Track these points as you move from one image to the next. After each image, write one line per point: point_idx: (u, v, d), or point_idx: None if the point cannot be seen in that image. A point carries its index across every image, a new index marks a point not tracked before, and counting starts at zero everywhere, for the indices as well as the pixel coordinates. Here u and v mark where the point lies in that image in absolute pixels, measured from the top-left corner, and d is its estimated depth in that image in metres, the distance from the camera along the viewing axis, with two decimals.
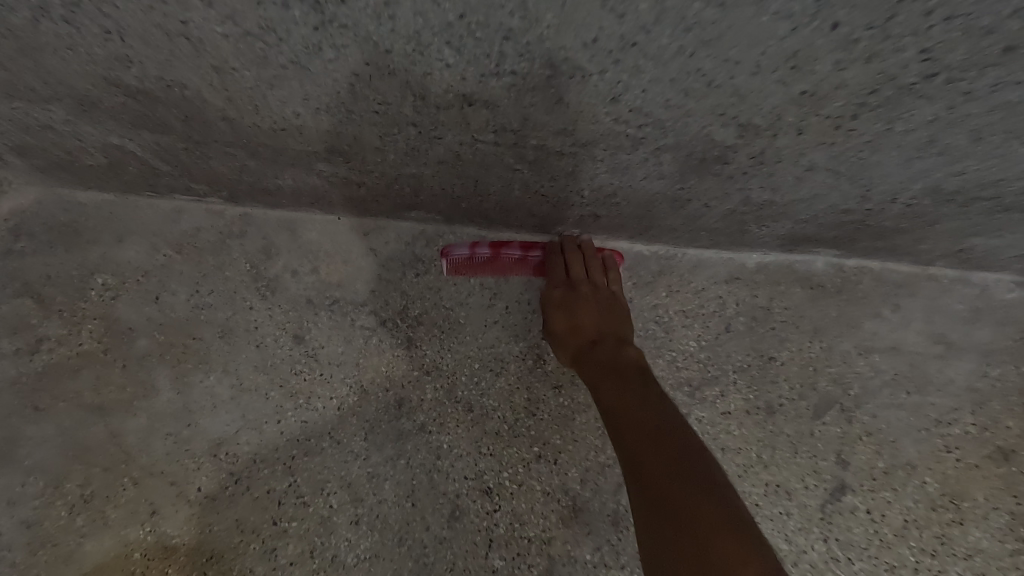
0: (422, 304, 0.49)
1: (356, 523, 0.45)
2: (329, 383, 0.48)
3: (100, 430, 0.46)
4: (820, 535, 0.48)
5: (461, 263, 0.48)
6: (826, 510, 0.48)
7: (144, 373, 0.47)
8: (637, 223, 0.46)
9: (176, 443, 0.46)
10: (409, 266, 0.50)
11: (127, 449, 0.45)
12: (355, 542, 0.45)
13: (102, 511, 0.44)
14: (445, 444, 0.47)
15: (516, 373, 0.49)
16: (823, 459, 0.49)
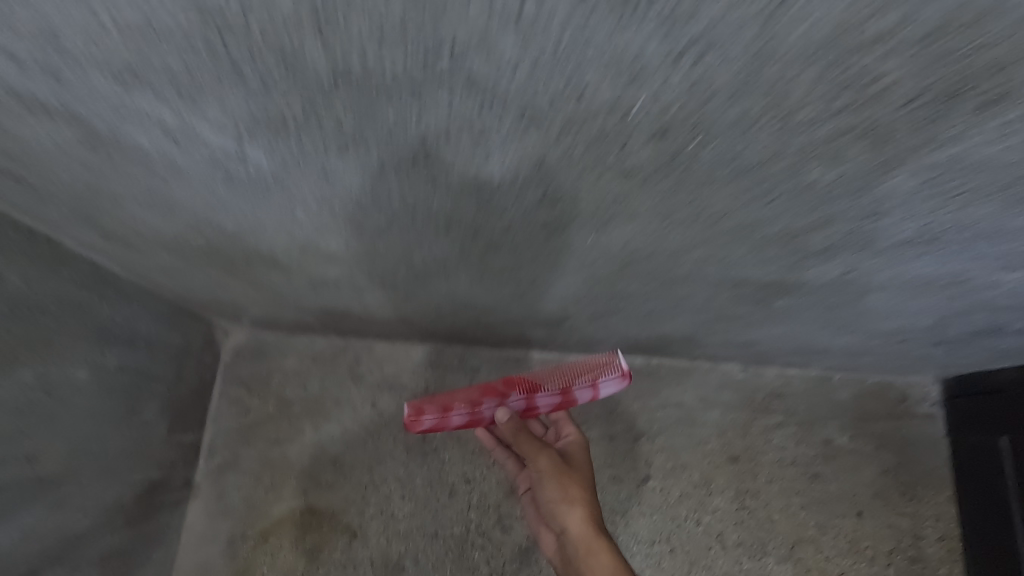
0: (434, 385, 0.97)
1: (404, 497, 0.91)
2: (390, 427, 0.95)
3: (278, 452, 0.93)
4: (636, 500, 0.95)
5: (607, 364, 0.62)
6: (640, 489, 0.95)
7: (298, 423, 0.95)
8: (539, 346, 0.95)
9: (315, 459, 0.93)
10: (428, 367, 0.98)
11: (291, 461, 0.93)
12: (402, 507, 0.91)
13: (280, 493, 0.91)
14: (448, 457, 0.93)
15: None
16: (639, 465, 0.96)
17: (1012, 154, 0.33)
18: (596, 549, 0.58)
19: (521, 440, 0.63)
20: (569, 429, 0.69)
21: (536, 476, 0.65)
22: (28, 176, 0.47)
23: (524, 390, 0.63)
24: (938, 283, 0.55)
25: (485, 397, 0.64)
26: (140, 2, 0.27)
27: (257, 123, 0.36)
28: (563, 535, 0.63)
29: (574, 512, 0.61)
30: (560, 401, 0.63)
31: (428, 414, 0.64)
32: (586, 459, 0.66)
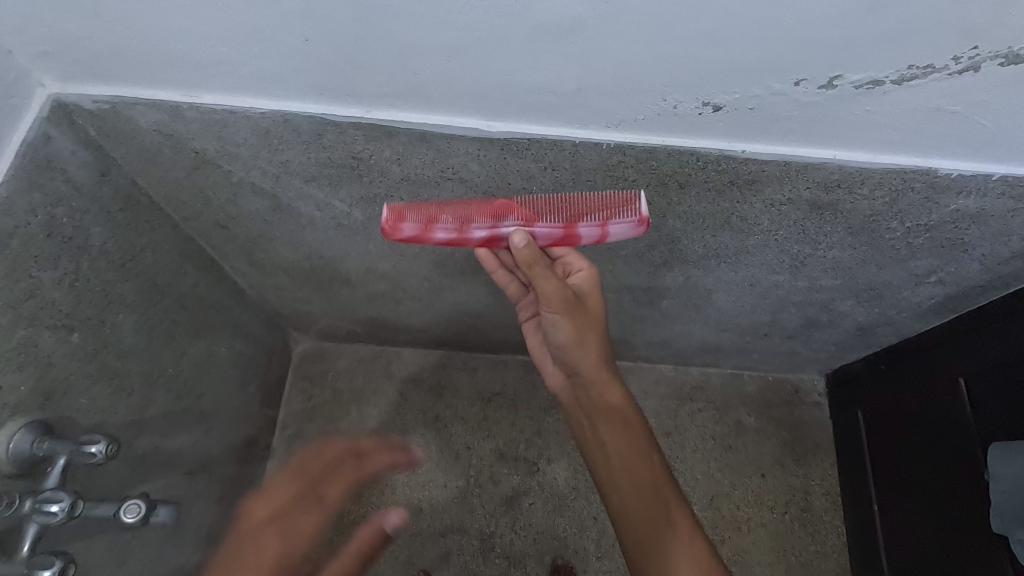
0: (445, 380, 1.34)
1: (422, 459, 1.28)
2: (413, 410, 1.32)
3: (332, 427, 1.30)
4: None
5: (627, 207, 0.58)
6: None
7: (347, 407, 1.32)
8: (519, 350, 1.31)
9: (359, 432, 1.30)
10: (439, 367, 1.35)
11: (341, 433, 1.30)
12: (421, 466, 1.28)
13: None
14: (454, 432, 1.30)
15: (480, 405, 1.32)
16: None
17: (714, 207, 0.72)
18: (616, 412, 0.75)
19: (536, 265, 0.60)
20: (580, 262, 0.69)
21: (553, 316, 0.68)
22: (229, 225, 0.86)
23: (524, 217, 0.59)
24: (746, 285, 0.93)
25: (478, 215, 0.59)
26: (331, 151, 0.67)
27: (363, 197, 0.75)
28: (576, 374, 0.76)
29: (586, 352, 0.72)
30: (564, 234, 0.59)
31: (404, 218, 0.58)
32: (596, 295, 0.70)
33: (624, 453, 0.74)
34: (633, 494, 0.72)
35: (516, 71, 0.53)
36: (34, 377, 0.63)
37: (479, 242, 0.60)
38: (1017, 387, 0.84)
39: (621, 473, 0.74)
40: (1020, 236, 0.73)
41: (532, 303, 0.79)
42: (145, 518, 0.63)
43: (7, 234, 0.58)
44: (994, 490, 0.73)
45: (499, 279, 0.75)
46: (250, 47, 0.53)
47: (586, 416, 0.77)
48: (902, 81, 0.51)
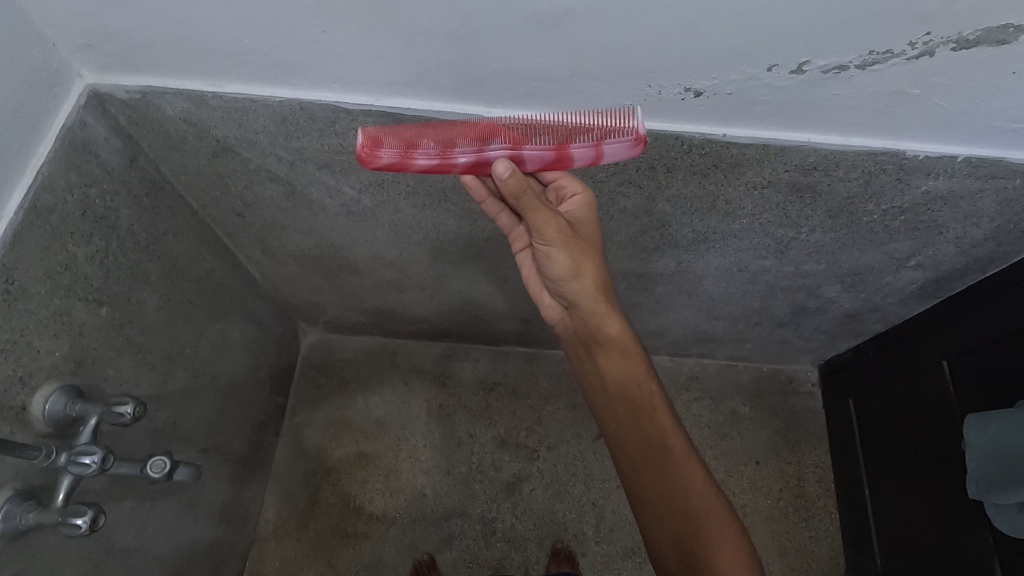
0: (448, 371, 1.39)
1: (425, 446, 1.32)
2: (417, 399, 1.36)
3: (339, 415, 1.35)
4: (593, 449, 1.31)
5: (621, 127, 0.57)
6: (596, 444, 1.32)
7: (353, 396, 1.37)
8: (520, 340, 1.36)
9: (364, 419, 1.35)
10: (442, 357, 1.40)
11: (347, 421, 1.35)
12: (424, 452, 1.32)
13: (340, 441, 1.33)
14: (457, 420, 1.34)
15: (483, 395, 1.36)
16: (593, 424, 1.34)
17: (700, 191, 0.76)
18: (615, 344, 0.79)
19: (525, 193, 0.58)
20: (574, 185, 0.68)
21: (549, 247, 0.68)
22: (244, 213, 0.92)
23: (510, 141, 0.58)
24: (735, 270, 0.97)
25: (462, 140, 0.59)
26: (342, 138, 0.72)
27: (371, 183, 0.81)
28: (574, 308, 0.78)
29: (582, 285, 0.74)
30: (553, 157, 0.57)
31: (387, 146, 0.58)
32: (590, 221, 0.69)
33: (622, 382, 0.79)
34: (631, 419, 0.78)
35: (512, 58, 0.58)
36: (68, 344, 0.73)
37: (463, 170, 0.59)
38: (998, 364, 0.87)
39: (620, 399, 0.79)
40: (990, 216, 0.77)
41: (525, 232, 0.77)
42: (167, 473, 0.77)
43: (47, 211, 0.67)
44: (970, 457, 0.85)
45: (488, 209, 0.74)
46: (270, 38, 0.59)
47: (586, 347, 0.81)
48: (864, 66, 0.55)
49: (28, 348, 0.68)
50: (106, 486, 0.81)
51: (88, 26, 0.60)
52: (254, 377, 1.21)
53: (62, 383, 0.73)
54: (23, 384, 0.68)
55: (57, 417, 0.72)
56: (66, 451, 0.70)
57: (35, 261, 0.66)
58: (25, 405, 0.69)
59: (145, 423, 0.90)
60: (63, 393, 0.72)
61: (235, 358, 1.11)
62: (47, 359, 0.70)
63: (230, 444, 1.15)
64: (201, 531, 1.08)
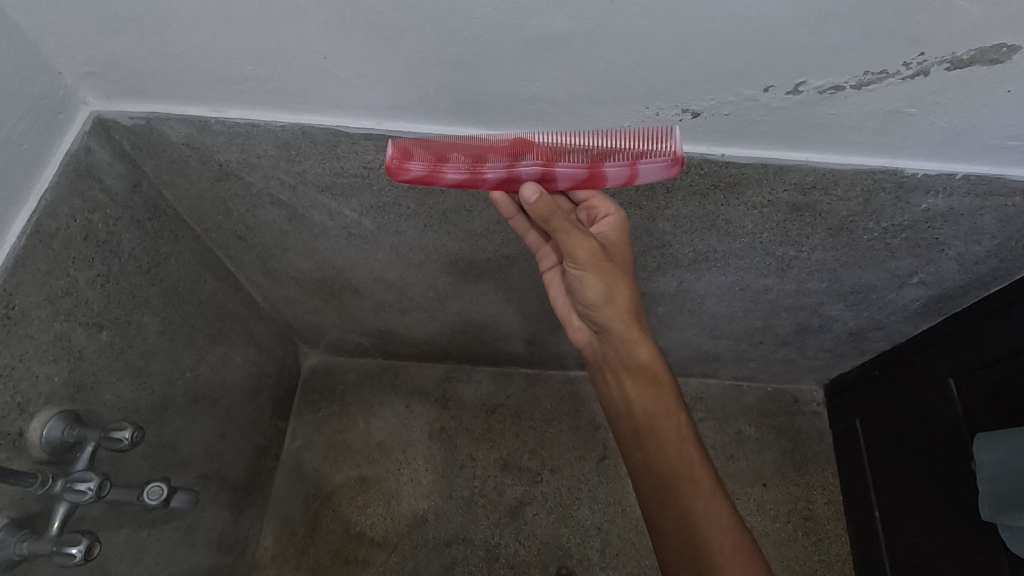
0: (449, 393, 1.38)
1: (427, 469, 1.31)
2: (418, 422, 1.35)
3: (339, 438, 1.34)
4: (597, 471, 1.30)
5: (655, 148, 0.59)
6: (600, 466, 1.30)
7: (354, 419, 1.36)
8: (522, 362, 1.35)
9: (365, 443, 1.33)
10: (443, 379, 1.39)
11: (348, 444, 1.33)
12: (426, 476, 1.30)
13: (341, 465, 1.31)
14: (459, 442, 1.33)
15: (485, 417, 1.35)
16: (597, 447, 1.32)
17: (700, 210, 0.76)
18: (645, 372, 0.78)
19: (555, 214, 0.60)
20: (605, 207, 0.68)
21: (580, 270, 0.69)
22: (246, 236, 0.92)
23: (541, 158, 0.60)
24: (738, 290, 0.97)
25: (495, 156, 0.62)
26: (344, 161, 0.73)
27: (372, 206, 0.81)
28: (604, 332, 0.78)
29: (614, 309, 0.73)
30: (584, 174, 0.60)
31: (419, 161, 0.61)
32: (623, 245, 0.69)
33: (650, 411, 0.78)
34: (658, 449, 0.77)
35: (511, 81, 0.58)
36: (67, 369, 0.73)
37: (494, 185, 0.62)
38: (1008, 384, 0.86)
39: (646, 428, 0.78)
40: (991, 233, 0.77)
41: (552, 253, 0.78)
42: (164, 501, 0.76)
43: (48, 236, 0.67)
44: (981, 477, 0.83)
45: (517, 228, 0.74)
46: (272, 65, 0.60)
47: (614, 373, 0.80)
48: (860, 86, 0.56)
49: (27, 373, 0.67)
50: (102, 513, 0.80)
51: (94, 55, 0.61)
52: (254, 401, 1.20)
53: (60, 408, 0.73)
54: (21, 410, 0.68)
55: (53, 442, 0.71)
56: (62, 478, 0.69)
57: (36, 285, 0.66)
58: (22, 430, 0.68)
59: (143, 448, 0.89)
60: (61, 417, 0.72)
61: (235, 381, 1.11)
62: (45, 384, 0.70)
63: (229, 469, 1.14)
64: (198, 558, 1.06)
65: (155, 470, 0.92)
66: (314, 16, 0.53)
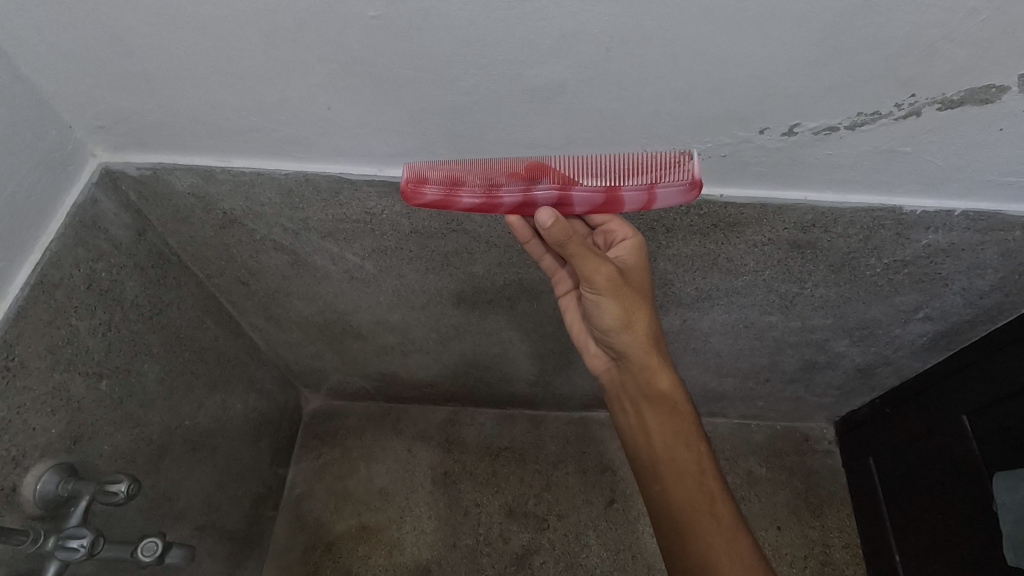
0: (453, 436, 1.35)
1: (431, 517, 1.27)
2: (420, 467, 1.32)
3: (340, 485, 1.31)
4: (605, 517, 1.26)
5: (676, 171, 0.56)
6: (608, 510, 1.26)
7: (355, 465, 1.33)
8: (526, 403, 1.33)
9: (367, 490, 1.30)
10: (447, 422, 1.37)
11: (349, 492, 1.30)
12: (429, 523, 1.26)
13: (342, 513, 1.28)
14: (464, 487, 1.30)
15: (488, 460, 1.32)
16: (605, 490, 1.28)
17: (701, 249, 0.77)
18: (664, 401, 0.76)
19: (572, 239, 0.57)
20: (624, 231, 0.67)
21: (597, 296, 0.66)
22: (248, 281, 0.93)
23: (558, 181, 0.58)
24: (742, 327, 0.96)
25: (509, 178, 0.58)
26: (347, 208, 0.74)
27: (375, 250, 0.81)
28: (622, 359, 0.75)
29: (632, 336, 0.71)
30: (601, 200, 0.57)
31: (432, 184, 0.58)
32: (640, 270, 0.67)
33: (669, 441, 0.76)
34: (677, 482, 0.75)
35: (511, 127, 0.59)
36: (65, 421, 0.72)
37: (508, 209, 0.59)
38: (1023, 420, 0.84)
39: (665, 460, 0.76)
40: (993, 267, 0.77)
41: (569, 277, 0.76)
42: (159, 557, 0.73)
43: (51, 286, 0.67)
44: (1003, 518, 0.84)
45: (532, 251, 0.72)
46: (277, 115, 0.61)
47: (631, 403, 0.77)
48: (854, 127, 0.57)
49: (24, 426, 0.66)
50: (94, 570, 0.77)
51: (104, 110, 0.63)
52: (254, 448, 1.18)
53: (55, 460, 0.71)
54: (15, 464, 0.66)
55: (47, 496, 0.69)
56: (54, 534, 0.67)
57: (37, 334, 0.66)
58: (16, 485, 0.67)
59: (140, 500, 0.87)
60: (55, 470, 0.70)
61: (235, 428, 1.09)
62: (41, 437, 0.69)
63: (227, 520, 1.11)
64: None
65: (149, 523, 0.90)
66: (319, 70, 0.55)
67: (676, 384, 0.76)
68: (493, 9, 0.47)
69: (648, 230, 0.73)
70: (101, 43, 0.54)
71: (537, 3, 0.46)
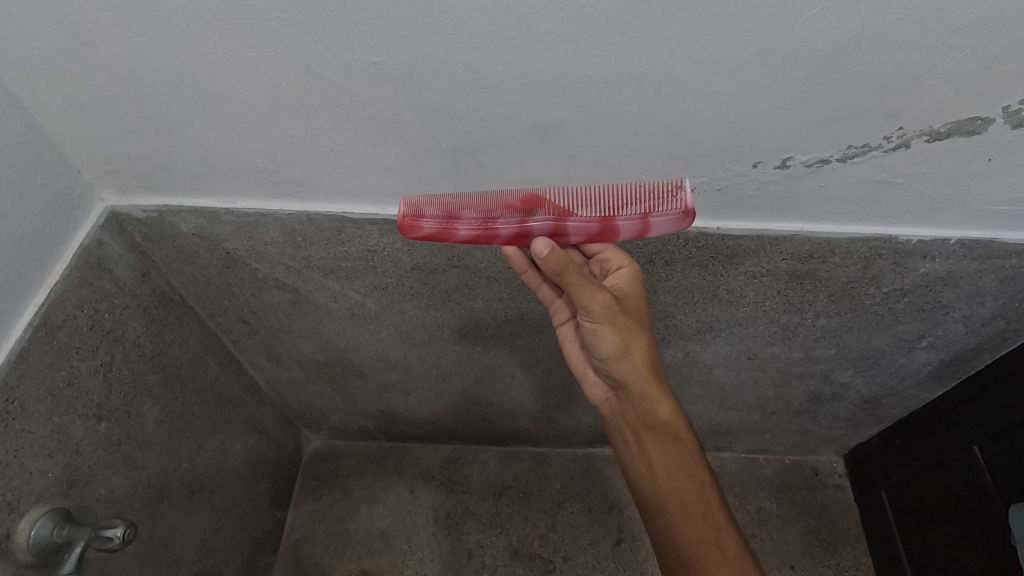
0: (455, 475, 1.33)
1: (433, 560, 1.24)
2: (422, 508, 1.29)
3: (341, 528, 1.28)
4: (612, 558, 1.22)
5: (669, 199, 0.56)
6: (615, 551, 1.23)
7: (356, 507, 1.30)
8: (529, 440, 1.31)
9: (367, 533, 1.27)
10: (449, 461, 1.34)
11: (350, 535, 1.27)
12: (432, 567, 1.23)
13: (342, 558, 1.25)
14: (467, 529, 1.26)
15: (492, 500, 1.29)
16: (612, 530, 1.25)
17: (701, 281, 0.77)
18: (666, 430, 0.75)
19: (568, 268, 0.57)
20: (619, 258, 0.67)
21: (594, 324, 0.66)
22: (250, 319, 0.93)
23: (554, 213, 0.59)
24: (745, 359, 0.95)
25: (505, 210, 0.60)
26: (349, 246, 0.75)
27: (376, 287, 0.82)
28: (622, 388, 0.74)
29: (631, 364, 0.71)
30: (597, 229, 0.58)
31: (430, 218, 0.59)
32: (637, 297, 0.67)
33: (672, 471, 0.75)
34: (681, 513, 0.73)
35: (509, 165, 0.61)
36: (63, 464, 0.71)
37: (506, 240, 0.60)
38: None
39: (669, 490, 0.74)
40: (993, 295, 0.77)
41: (566, 306, 0.76)
42: None
43: (54, 328, 0.68)
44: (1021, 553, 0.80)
45: (529, 281, 0.73)
46: (281, 157, 0.63)
47: (633, 433, 0.76)
48: (845, 159, 0.58)
49: (20, 469, 0.66)
50: None
51: (113, 154, 0.64)
52: (253, 490, 1.15)
53: (50, 506, 0.70)
54: (11, 510, 0.65)
55: (41, 543, 0.68)
56: None
57: (37, 376, 0.66)
58: (10, 532, 0.66)
59: (134, 546, 0.85)
60: (50, 515, 0.69)
61: (234, 470, 1.07)
62: (38, 481, 0.68)
63: (223, 567, 1.08)
64: None
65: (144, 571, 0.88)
66: (323, 113, 0.56)
67: (676, 411, 0.75)
68: (491, 52, 0.49)
69: (647, 262, 0.74)
70: (112, 90, 0.56)
71: (532, 47, 0.48)
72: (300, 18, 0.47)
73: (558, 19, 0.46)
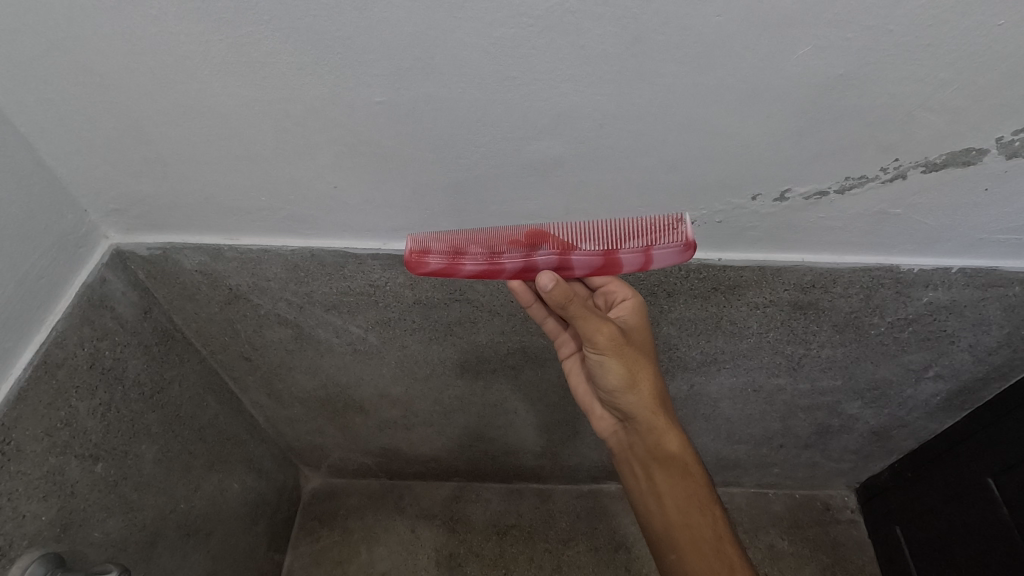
0: (458, 514, 1.29)
1: None
2: (424, 549, 1.26)
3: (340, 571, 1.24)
4: None
5: (671, 232, 0.56)
6: None
7: (355, 549, 1.27)
8: (533, 477, 1.28)
9: None
10: (451, 500, 1.31)
11: None
12: None
13: None
14: (470, 570, 1.23)
15: (495, 540, 1.26)
16: (620, 571, 1.21)
17: (703, 312, 0.77)
18: (676, 463, 0.73)
19: (573, 301, 0.57)
20: (623, 291, 0.67)
21: (600, 356, 0.65)
22: (251, 355, 0.92)
23: (558, 247, 0.59)
24: (750, 391, 0.94)
25: (510, 245, 0.60)
26: (351, 281, 0.75)
27: (378, 321, 0.82)
28: (629, 420, 0.73)
29: (639, 396, 0.70)
30: (600, 263, 0.58)
31: (435, 254, 0.60)
32: (641, 328, 0.67)
33: (682, 506, 0.73)
34: (693, 550, 0.71)
35: (512, 200, 0.61)
36: (57, 508, 0.69)
37: (511, 275, 0.60)
38: None
39: (680, 526, 0.72)
40: (998, 323, 0.76)
41: (572, 339, 0.75)
42: None
43: (54, 367, 0.67)
44: None
45: (534, 314, 0.72)
46: (285, 195, 0.63)
47: (642, 467, 0.75)
48: (843, 191, 0.59)
49: (14, 513, 0.64)
50: None
51: (119, 194, 0.65)
52: (251, 532, 1.13)
53: (43, 551, 0.68)
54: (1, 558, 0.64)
55: None
56: None
57: (35, 417, 0.65)
58: None
59: None
60: (41, 562, 0.67)
61: (232, 511, 1.05)
62: (31, 526, 0.66)
63: None
64: None
65: None
66: (326, 151, 0.57)
67: (685, 443, 0.74)
68: (492, 92, 0.50)
69: (650, 294, 0.74)
70: (121, 131, 0.57)
71: (532, 86, 0.49)
72: (306, 61, 0.49)
73: (556, 60, 0.47)
